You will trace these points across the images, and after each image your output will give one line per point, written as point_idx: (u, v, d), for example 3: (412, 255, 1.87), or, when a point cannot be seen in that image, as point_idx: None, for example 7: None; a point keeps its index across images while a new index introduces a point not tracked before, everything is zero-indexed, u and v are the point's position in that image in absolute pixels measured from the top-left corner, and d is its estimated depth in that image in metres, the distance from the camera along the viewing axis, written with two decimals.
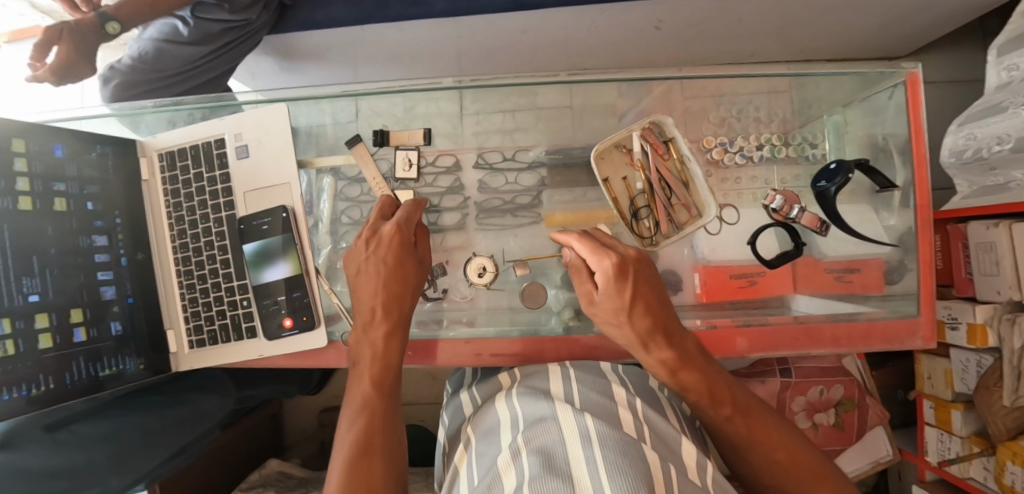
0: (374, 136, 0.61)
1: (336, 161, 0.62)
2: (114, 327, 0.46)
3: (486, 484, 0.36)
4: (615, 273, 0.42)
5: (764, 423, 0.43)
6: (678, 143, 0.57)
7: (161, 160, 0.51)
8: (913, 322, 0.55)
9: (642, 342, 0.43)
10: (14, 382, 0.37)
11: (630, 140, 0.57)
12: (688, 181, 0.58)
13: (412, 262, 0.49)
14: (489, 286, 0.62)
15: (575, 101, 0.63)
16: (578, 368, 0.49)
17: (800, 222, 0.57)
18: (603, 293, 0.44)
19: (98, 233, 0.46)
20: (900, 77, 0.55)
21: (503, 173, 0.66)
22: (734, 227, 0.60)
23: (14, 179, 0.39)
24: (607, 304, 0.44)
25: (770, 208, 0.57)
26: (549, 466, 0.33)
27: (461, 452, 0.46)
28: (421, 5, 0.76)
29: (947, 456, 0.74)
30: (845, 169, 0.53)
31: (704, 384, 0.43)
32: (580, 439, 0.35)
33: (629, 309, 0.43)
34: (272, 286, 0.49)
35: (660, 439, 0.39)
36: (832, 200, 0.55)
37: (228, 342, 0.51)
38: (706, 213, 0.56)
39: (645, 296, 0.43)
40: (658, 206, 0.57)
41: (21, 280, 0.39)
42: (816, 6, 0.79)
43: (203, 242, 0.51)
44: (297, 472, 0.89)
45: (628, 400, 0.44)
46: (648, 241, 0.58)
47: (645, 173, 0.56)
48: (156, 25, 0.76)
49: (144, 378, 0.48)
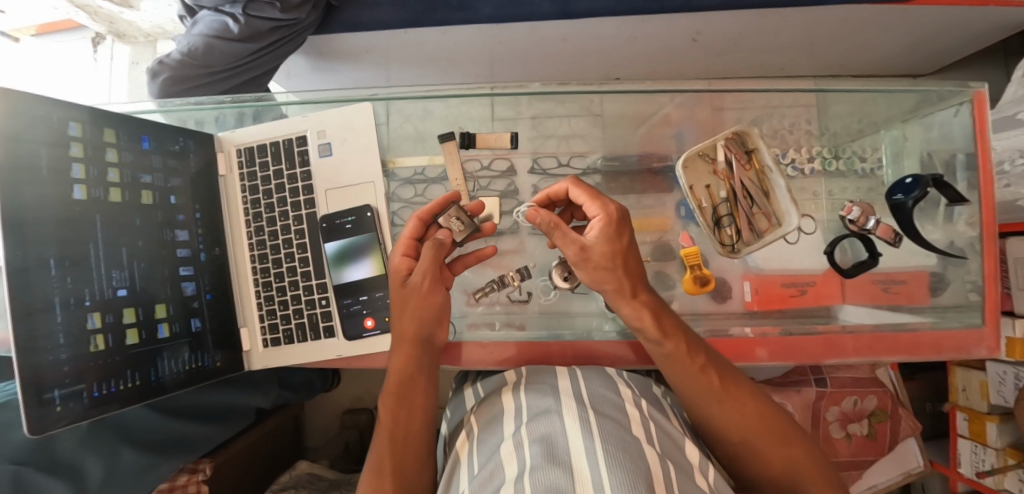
0: (461, 138, 0.60)
1: (416, 162, 0.62)
2: (193, 323, 0.49)
3: (487, 472, 0.36)
4: (616, 219, 0.46)
5: (735, 381, 0.47)
6: (761, 153, 0.57)
7: (239, 155, 0.55)
8: (976, 333, 0.55)
9: (631, 289, 0.46)
10: (106, 379, 0.40)
11: (714, 150, 0.58)
12: (768, 190, 0.58)
13: (427, 310, 0.49)
14: (573, 291, 0.60)
15: (603, 110, 0.63)
16: (586, 370, 0.49)
17: (874, 233, 0.55)
18: (603, 238, 0.46)
19: (179, 227, 0.49)
20: (968, 95, 0.56)
21: (558, 179, 0.64)
22: (812, 236, 0.61)
23: (105, 169, 0.43)
24: (601, 249, 0.46)
25: (846, 219, 0.56)
26: (551, 455, 0.34)
27: (462, 439, 0.45)
28: (469, 10, 0.76)
29: (983, 467, 0.76)
30: (923, 183, 0.53)
31: (680, 337, 0.47)
32: (581, 430, 0.36)
33: (623, 253, 0.46)
34: (351, 285, 0.53)
35: (665, 434, 0.40)
36: (909, 213, 0.55)
37: (305, 340, 0.54)
38: (787, 222, 0.57)
39: (626, 243, 0.47)
40: (741, 214, 0.58)
41: (110, 273, 0.42)
42: (853, 26, 0.81)
43: (281, 240, 0.55)
44: (328, 474, 0.85)
45: (635, 398, 0.45)
46: (730, 248, 0.58)
47: (731, 183, 0.57)
48: (204, 19, 0.74)
49: (222, 374, 0.52)
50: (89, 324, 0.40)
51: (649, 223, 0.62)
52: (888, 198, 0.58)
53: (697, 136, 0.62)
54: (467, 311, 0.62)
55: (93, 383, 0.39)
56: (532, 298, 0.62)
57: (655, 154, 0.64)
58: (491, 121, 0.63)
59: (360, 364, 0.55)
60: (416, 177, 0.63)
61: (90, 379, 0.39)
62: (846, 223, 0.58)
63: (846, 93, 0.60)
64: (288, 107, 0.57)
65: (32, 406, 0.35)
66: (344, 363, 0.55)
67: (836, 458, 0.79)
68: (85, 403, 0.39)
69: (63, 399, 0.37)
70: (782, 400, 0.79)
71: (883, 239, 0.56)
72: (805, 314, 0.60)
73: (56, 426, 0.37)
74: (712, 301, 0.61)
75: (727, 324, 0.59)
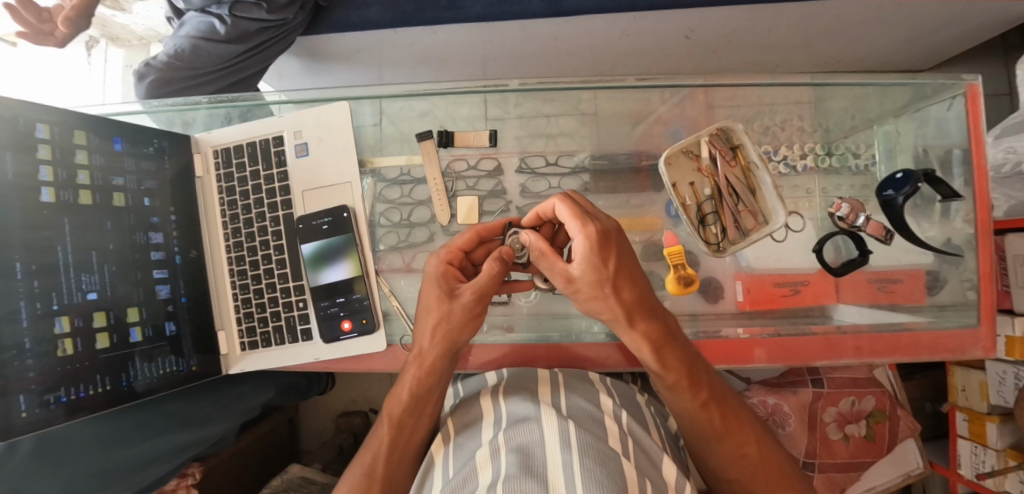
0: (439, 136, 0.60)
1: (394, 162, 0.61)
2: (168, 328, 0.49)
3: (460, 479, 0.36)
4: (598, 243, 0.38)
5: (742, 422, 0.45)
6: (746, 149, 0.56)
7: (216, 156, 0.55)
8: (971, 334, 0.54)
9: (627, 318, 0.42)
10: (74, 384, 0.41)
11: (698, 147, 0.57)
12: (755, 188, 0.57)
13: (468, 330, 0.47)
14: (554, 292, 0.59)
15: (599, 108, 0.62)
16: (568, 378, 0.48)
17: (864, 230, 0.54)
18: (588, 268, 0.39)
19: (153, 230, 0.50)
20: (961, 89, 0.55)
21: (546, 178, 0.63)
22: (800, 234, 0.59)
23: (75, 172, 0.43)
24: (588, 280, 0.40)
25: (836, 216, 0.55)
26: (527, 466, 0.33)
27: (436, 444, 0.44)
28: (458, 9, 0.75)
29: (982, 469, 0.74)
30: (914, 179, 0.51)
31: (685, 372, 0.44)
32: (560, 441, 0.35)
33: (613, 281, 0.40)
34: (331, 286, 0.53)
35: (642, 451, 0.39)
36: (900, 209, 0.53)
37: (283, 344, 0.54)
38: (774, 220, 0.55)
39: (626, 270, 0.40)
40: (727, 212, 0.56)
41: (81, 277, 0.43)
42: (848, 21, 0.79)
43: (258, 242, 0.55)
44: (320, 478, 0.83)
45: (615, 410, 0.44)
46: (715, 247, 0.57)
47: (715, 179, 0.56)
48: (190, 21, 0.73)
49: (198, 378, 0.52)
50: (55, 328, 0.40)
51: (638, 222, 0.61)
52: (879, 195, 0.56)
53: (689, 133, 0.61)
54: None
55: (60, 390, 0.40)
56: (514, 299, 0.60)
57: (646, 152, 0.62)
58: (485, 120, 0.62)
59: (341, 367, 0.55)
60: (404, 176, 0.62)
61: (57, 386, 0.39)
62: (835, 220, 0.57)
63: (842, 87, 0.59)
64: (276, 106, 0.57)
65: None
66: (325, 365, 0.55)
67: (832, 460, 0.78)
68: (54, 409, 0.39)
69: (29, 405, 0.38)
70: (777, 401, 0.78)
71: (874, 237, 0.55)
72: (796, 315, 0.59)
73: (23, 431, 0.37)
74: (705, 301, 0.60)
75: (718, 326, 0.58)
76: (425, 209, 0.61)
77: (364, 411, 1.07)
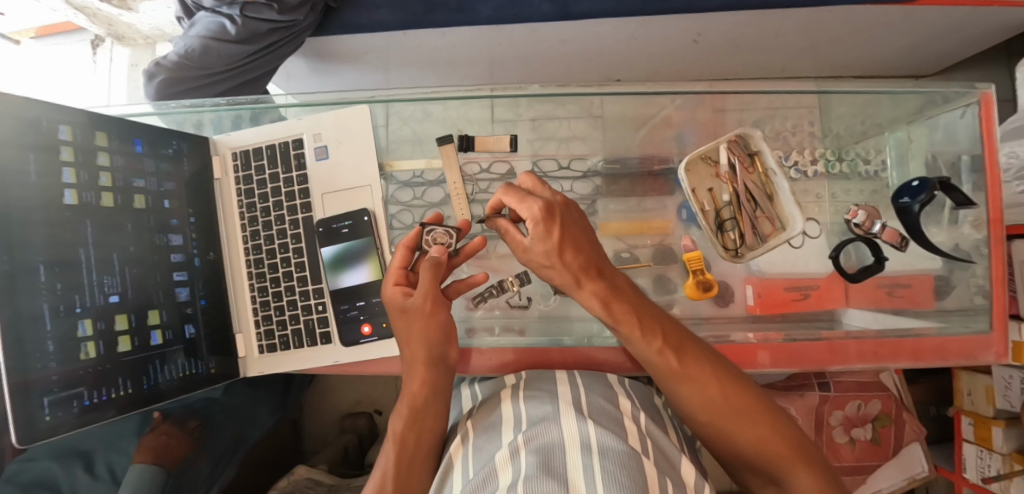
0: (460, 140, 0.59)
1: (415, 165, 0.61)
2: (187, 330, 0.49)
3: (480, 479, 0.36)
4: (540, 216, 0.43)
5: (728, 375, 0.45)
6: (764, 155, 0.56)
7: (234, 158, 0.55)
8: (982, 339, 0.54)
9: (575, 282, 0.45)
10: (97, 387, 0.41)
11: (716, 152, 0.57)
12: (771, 194, 0.57)
13: (439, 334, 0.47)
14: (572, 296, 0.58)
15: (606, 111, 0.62)
16: (584, 378, 0.48)
17: (880, 237, 0.55)
18: (536, 239, 0.44)
19: (172, 232, 0.50)
20: (975, 97, 0.55)
21: (558, 181, 0.63)
22: (817, 240, 0.59)
23: (96, 174, 0.44)
24: (541, 247, 0.44)
25: (852, 223, 0.56)
26: (547, 466, 0.33)
27: (455, 445, 0.44)
28: (468, 11, 0.75)
29: (988, 473, 0.75)
30: (931, 186, 0.52)
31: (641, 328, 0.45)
32: (581, 446, 0.35)
33: (558, 250, 0.44)
34: (350, 290, 0.53)
35: (661, 452, 0.39)
36: (915, 217, 0.54)
37: (301, 346, 0.54)
38: (791, 226, 0.56)
39: (572, 238, 0.45)
40: (745, 218, 0.57)
41: (102, 280, 0.43)
42: (855, 26, 0.80)
43: (276, 244, 0.55)
44: (326, 479, 0.82)
45: (633, 413, 0.44)
46: (732, 253, 0.58)
47: (734, 185, 0.56)
48: (201, 21, 0.73)
49: (216, 381, 0.52)
50: (79, 332, 0.40)
51: (650, 226, 0.62)
52: (895, 202, 0.56)
53: (699, 138, 0.61)
54: (468, 315, 0.60)
55: (83, 392, 0.40)
56: (532, 303, 0.61)
57: (657, 157, 0.62)
58: (491, 122, 0.61)
59: (354, 369, 0.55)
60: (415, 179, 0.62)
61: (79, 388, 0.40)
62: (851, 227, 0.57)
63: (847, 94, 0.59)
64: (288, 110, 0.57)
65: (21, 415, 0.36)
66: (340, 368, 0.55)
67: (838, 462, 0.78)
68: (76, 411, 0.39)
69: (52, 408, 0.38)
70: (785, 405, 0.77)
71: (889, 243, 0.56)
72: (806, 320, 0.59)
73: (44, 435, 0.37)
74: (716, 306, 0.60)
75: (728, 330, 0.59)
76: (437, 211, 0.62)
77: (369, 413, 1.07)
